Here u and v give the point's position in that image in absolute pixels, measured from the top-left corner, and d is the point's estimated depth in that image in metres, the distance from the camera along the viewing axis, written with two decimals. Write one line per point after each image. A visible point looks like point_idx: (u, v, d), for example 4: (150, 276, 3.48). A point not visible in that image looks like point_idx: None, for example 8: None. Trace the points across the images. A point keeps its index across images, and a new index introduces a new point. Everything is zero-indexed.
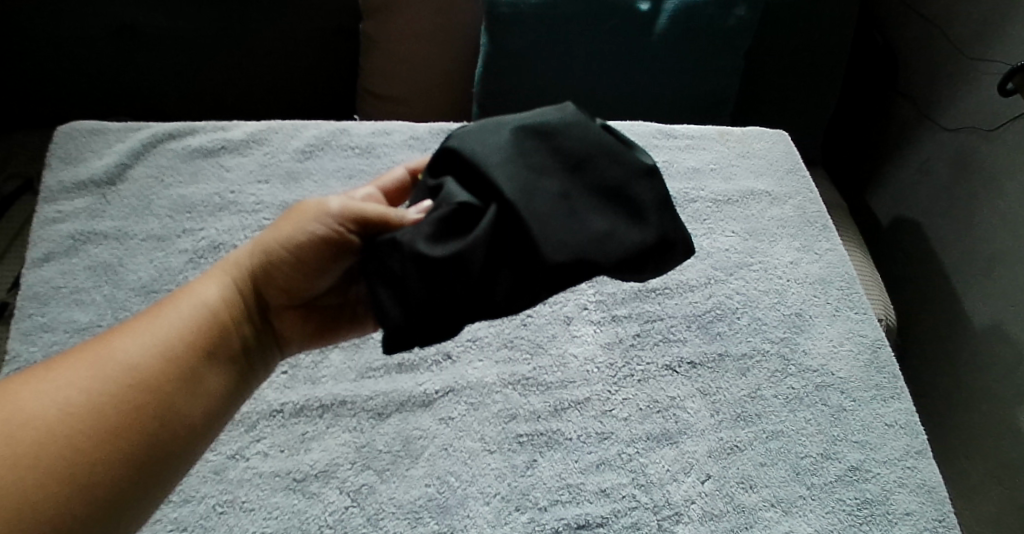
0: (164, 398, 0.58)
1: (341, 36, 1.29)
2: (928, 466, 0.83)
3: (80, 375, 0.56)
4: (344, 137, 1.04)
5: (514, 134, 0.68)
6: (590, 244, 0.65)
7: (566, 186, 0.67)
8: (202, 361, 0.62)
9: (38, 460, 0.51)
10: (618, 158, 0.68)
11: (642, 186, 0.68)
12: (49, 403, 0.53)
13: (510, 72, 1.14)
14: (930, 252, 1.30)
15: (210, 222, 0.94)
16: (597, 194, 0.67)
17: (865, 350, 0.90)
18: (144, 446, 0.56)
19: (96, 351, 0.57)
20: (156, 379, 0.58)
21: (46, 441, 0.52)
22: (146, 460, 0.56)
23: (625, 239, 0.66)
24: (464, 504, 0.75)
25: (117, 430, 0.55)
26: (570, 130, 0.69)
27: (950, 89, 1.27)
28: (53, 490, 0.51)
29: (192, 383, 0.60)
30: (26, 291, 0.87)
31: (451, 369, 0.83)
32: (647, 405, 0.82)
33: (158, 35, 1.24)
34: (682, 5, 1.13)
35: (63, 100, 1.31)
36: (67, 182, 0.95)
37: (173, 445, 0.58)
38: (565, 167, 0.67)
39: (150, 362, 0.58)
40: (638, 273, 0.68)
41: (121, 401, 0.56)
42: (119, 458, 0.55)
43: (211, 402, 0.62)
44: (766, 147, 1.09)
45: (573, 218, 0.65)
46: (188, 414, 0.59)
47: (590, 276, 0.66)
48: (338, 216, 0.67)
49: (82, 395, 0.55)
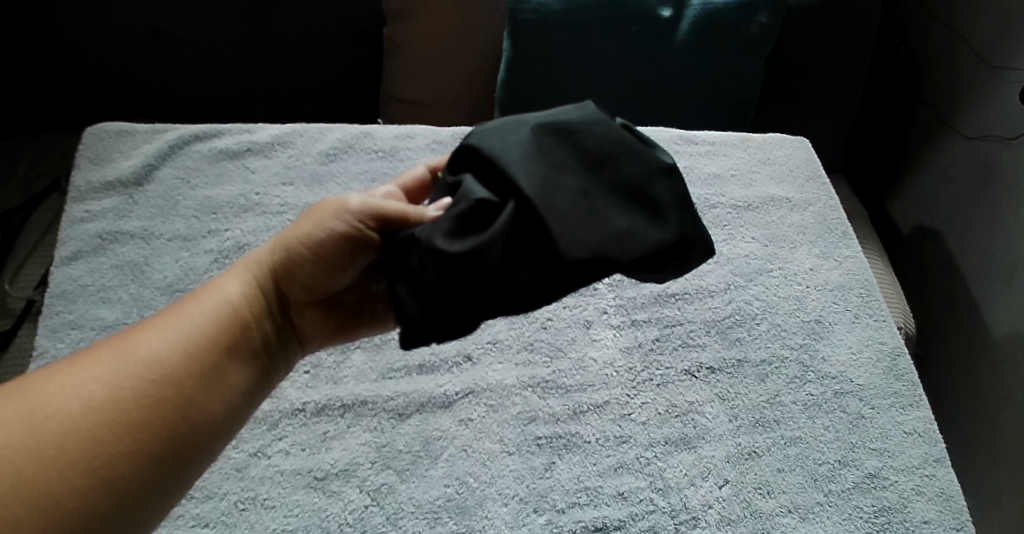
0: (186, 392, 0.59)
1: (364, 39, 1.30)
2: (946, 474, 0.83)
3: (104, 370, 0.56)
4: (368, 140, 1.06)
5: (535, 133, 0.69)
6: (609, 241, 0.65)
7: (586, 183, 0.67)
8: (222, 357, 0.63)
9: (62, 451, 0.51)
10: (638, 157, 0.69)
11: (662, 185, 0.68)
12: (73, 395, 0.54)
13: (531, 76, 1.15)
14: (951, 260, 1.29)
15: (235, 223, 0.96)
16: (616, 192, 0.67)
17: (885, 358, 0.90)
18: (167, 439, 0.57)
19: (119, 345, 0.58)
20: (179, 373, 0.59)
21: (70, 433, 0.52)
22: (169, 453, 0.57)
23: (644, 238, 0.66)
24: (483, 505, 0.75)
25: (141, 423, 0.56)
26: (590, 129, 0.70)
27: (973, 97, 1.26)
28: (77, 481, 0.51)
29: (214, 378, 0.61)
30: (54, 289, 0.89)
31: (472, 371, 0.84)
32: (665, 409, 0.83)
33: (184, 38, 1.26)
34: (704, 10, 1.13)
35: (92, 99, 1.34)
36: (95, 182, 0.97)
37: (194, 439, 0.59)
38: (585, 165, 0.68)
39: (172, 357, 0.59)
40: (656, 272, 0.68)
41: (144, 395, 0.57)
42: (142, 451, 0.55)
43: (231, 396, 0.63)
44: (787, 154, 1.09)
45: (593, 215, 0.66)
46: (209, 409, 0.60)
47: (608, 274, 0.66)
48: (357, 213, 0.69)
49: (105, 388, 0.56)
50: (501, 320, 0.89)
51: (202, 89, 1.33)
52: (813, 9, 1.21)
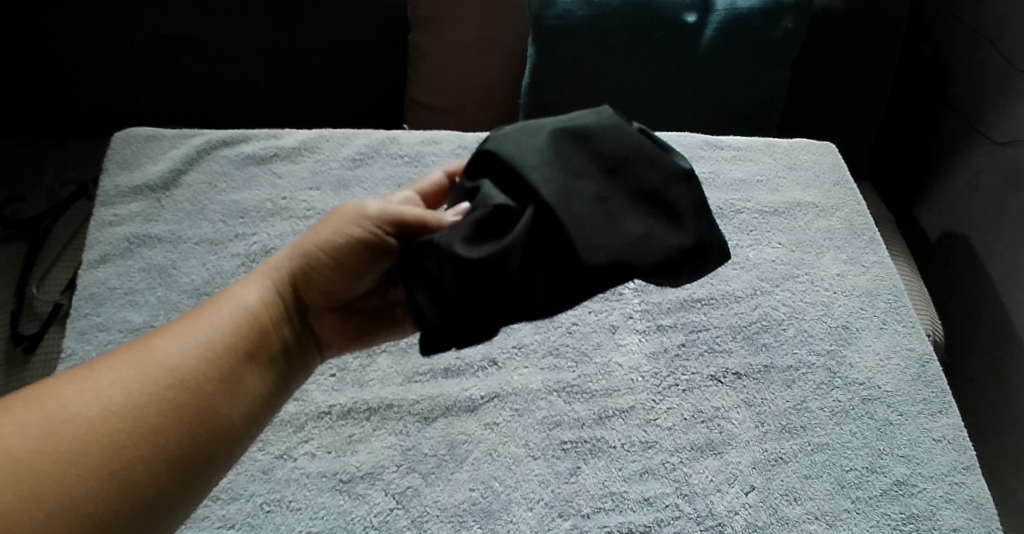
0: (203, 398, 0.59)
1: (386, 45, 1.30)
2: (976, 482, 0.82)
3: (122, 375, 0.57)
4: (393, 145, 1.06)
5: (553, 137, 0.69)
6: (627, 246, 0.65)
7: (603, 189, 0.67)
8: (240, 363, 0.63)
9: (80, 455, 0.52)
10: (654, 163, 0.69)
11: (678, 190, 0.68)
12: (92, 400, 0.55)
13: (555, 82, 1.15)
14: (980, 266, 1.29)
15: (262, 228, 0.97)
16: (633, 197, 0.68)
17: (913, 365, 0.90)
18: (184, 445, 0.57)
19: (138, 350, 0.59)
20: (197, 379, 0.60)
21: (87, 437, 0.53)
22: (186, 459, 0.57)
23: (662, 242, 0.66)
24: (508, 509, 0.76)
25: (158, 429, 0.56)
26: (606, 134, 0.70)
27: (1002, 103, 1.25)
28: (96, 485, 0.52)
29: (231, 385, 0.62)
30: (82, 291, 0.90)
31: (497, 375, 0.84)
32: (691, 415, 0.83)
33: (209, 45, 1.28)
34: (729, 15, 1.13)
35: (119, 104, 1.35)
36: (123, 187, 0.98)
37: (212, 445, 0.59)
38: (602, 170, 0.68)
39: (190, 363, 0.60)
40: (674, 279, 0.68)
41: (161, 401, 0.57)
42: (159, 458, 0.56)
43: (250, 402, 0.63)
44: (813, 159, 1.09)
45: (610, 220, 0.66)
46: (227, 415, 0.61)
47: (626, 280, 0.66)
48: (376, 219, 0.69)
49: (124, 393, 0.56)
50: (527, 325, 0.89)
51: (227, 95, 1.34)
52: (837, 13, 1.21)
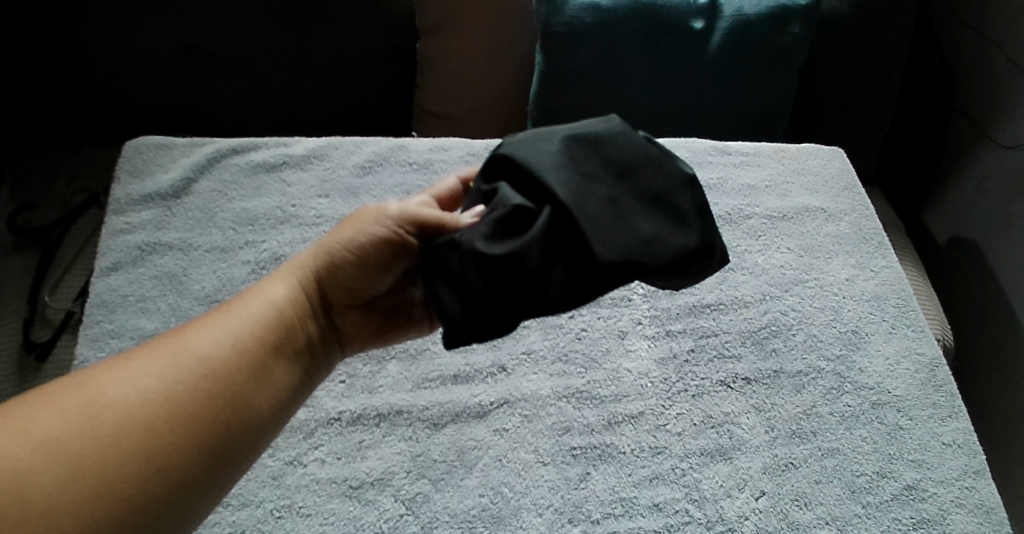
0: (234, 389, 0.60)
1: (394, 54, 1.31)
2: (986, 487, 0.82)
3: (155, 365, 0.58)
4: (402, 153, 1.07)
5: (565, 142, 0.69)
6: (638, 245, 0.66)
7: (614, 191, 0.68)
8: (268, 356, 0.64)
9: (119, 440, 0.53)
10: (661, 168, 0.69)
11: (685, 195, 0.69)
12: (129, 389, 0.56)
13: (563, 90, 1.16)
14: (988, 271, 1.28)
15: (272, 235, 0.97)
16: (643, 200, 0.68)
17: (922, 370, 0.89)
18: (217, 434, 0.58)
19: (170, 342, 0.60)
20: (227, 370, 0.60)
21: (125, 423, 0.54)
22: (217, 448, 0.58)
23: (669, 243, 0.66)
24: (518, 515, 0.76)
25: (192, 418, 0.57)
26: (616, 140, 0.70)
27: (1009, 106, 1.25)
28: (134, 470, 0.53)
29: (260, 377, 0.62)
30: (94, 299, 0.91)
31: (507, 381, 0.85)
32: (701, 420, 0.83)
33: (219, 55, 1.28)
34: (736, 21, 1.14)
35: (130, 114, 1.37)
36: (135, 195, 0.99)
37: (242, 435, 0.60)
38: (613, 173, 0.68)
39: (221, 354, 0.61)
40: (680, 277, 0.69)
41: (194, 391, 0.58)
42: (192, 446, 0.56)
43: (278, 395, 0.63)
44: (821, 164, 1.09)
45: (621, 221, 0.66)
46: (257, 406, 0.61)
47: (635, 279, 0.67)
48: (397, 219, 0.70)
49: (160, 381, 0.57)
50: (536, 330, 0.89)
51: (236, 104, 1.35)
52: (844, 18, 1.21)
